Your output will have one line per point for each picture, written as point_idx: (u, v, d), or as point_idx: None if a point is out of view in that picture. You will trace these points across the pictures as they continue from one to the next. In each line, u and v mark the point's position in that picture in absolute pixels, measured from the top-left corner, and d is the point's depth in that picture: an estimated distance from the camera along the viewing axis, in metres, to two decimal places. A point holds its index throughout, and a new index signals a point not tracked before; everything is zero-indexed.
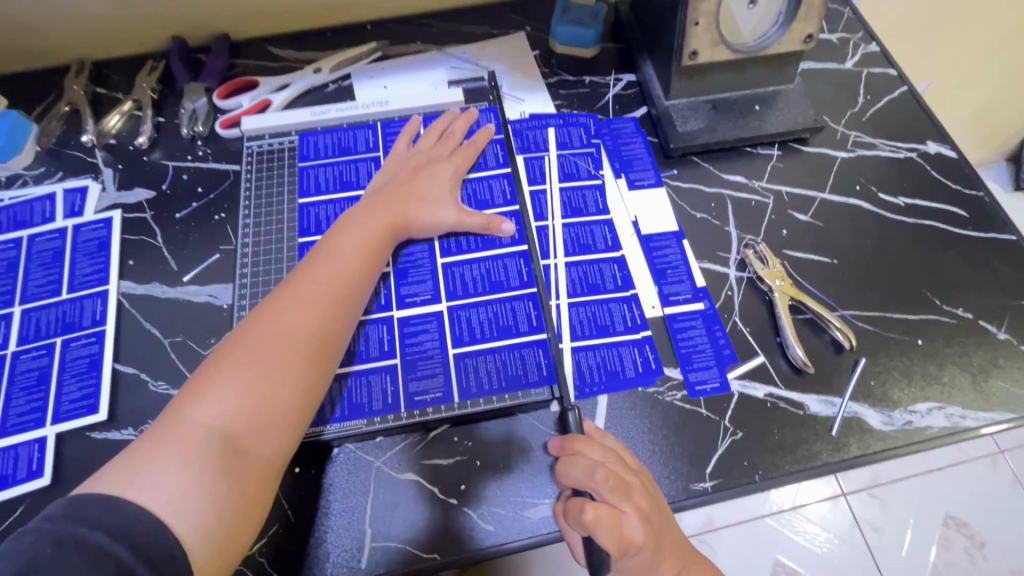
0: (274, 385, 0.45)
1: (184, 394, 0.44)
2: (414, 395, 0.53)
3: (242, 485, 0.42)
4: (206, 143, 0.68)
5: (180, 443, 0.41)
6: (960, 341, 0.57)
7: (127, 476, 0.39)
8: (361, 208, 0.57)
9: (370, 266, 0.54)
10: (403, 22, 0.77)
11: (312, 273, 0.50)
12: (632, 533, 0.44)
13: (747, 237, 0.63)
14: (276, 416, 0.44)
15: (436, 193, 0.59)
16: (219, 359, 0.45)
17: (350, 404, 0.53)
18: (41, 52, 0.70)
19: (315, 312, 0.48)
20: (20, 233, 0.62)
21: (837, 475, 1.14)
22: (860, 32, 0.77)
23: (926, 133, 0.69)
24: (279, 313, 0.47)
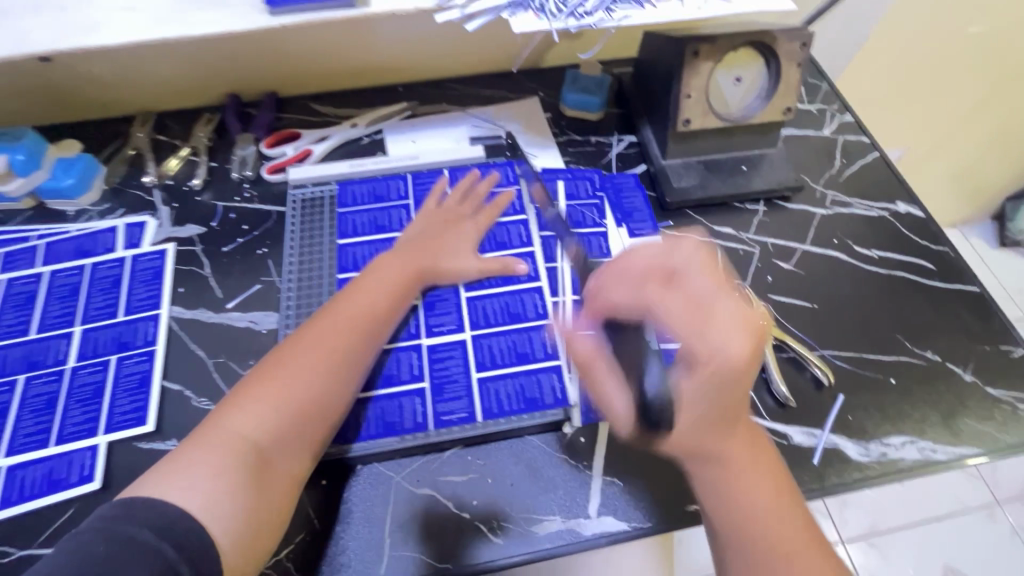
0: (302, 407, 0.51)
1: (222, 409, 0.50)
2: (442, 415, 0.58)
3: (268, 494, 0.47)
4: (252, 186, 0.76)
5: (217, 452, 0.47)
6: (930, 381, 0.63)
7: (170, 478, 0.45)
8: (390, 255, 0.65)
9: (394, 307, 0.61)
10: (430, 85, 0.87)
11: (342, 309, 0.58)
12: (725, 349, 0.44)
13: (736, 282, 0.69)
14: (301, 433, 0.51)
15: (457, 249, 0.67)
16: (255, 380, 0.52)
17: (384, 423, 0.58)
18: (113, 104, 0.80)
19: (343, 344, 0.55)
20: (84, 261, 0.69)
21: (837, 524, 1.30)
22: (836, 103, 0.87)
23: (897, 194, 0.77)
24: (310, 344, 0.54)
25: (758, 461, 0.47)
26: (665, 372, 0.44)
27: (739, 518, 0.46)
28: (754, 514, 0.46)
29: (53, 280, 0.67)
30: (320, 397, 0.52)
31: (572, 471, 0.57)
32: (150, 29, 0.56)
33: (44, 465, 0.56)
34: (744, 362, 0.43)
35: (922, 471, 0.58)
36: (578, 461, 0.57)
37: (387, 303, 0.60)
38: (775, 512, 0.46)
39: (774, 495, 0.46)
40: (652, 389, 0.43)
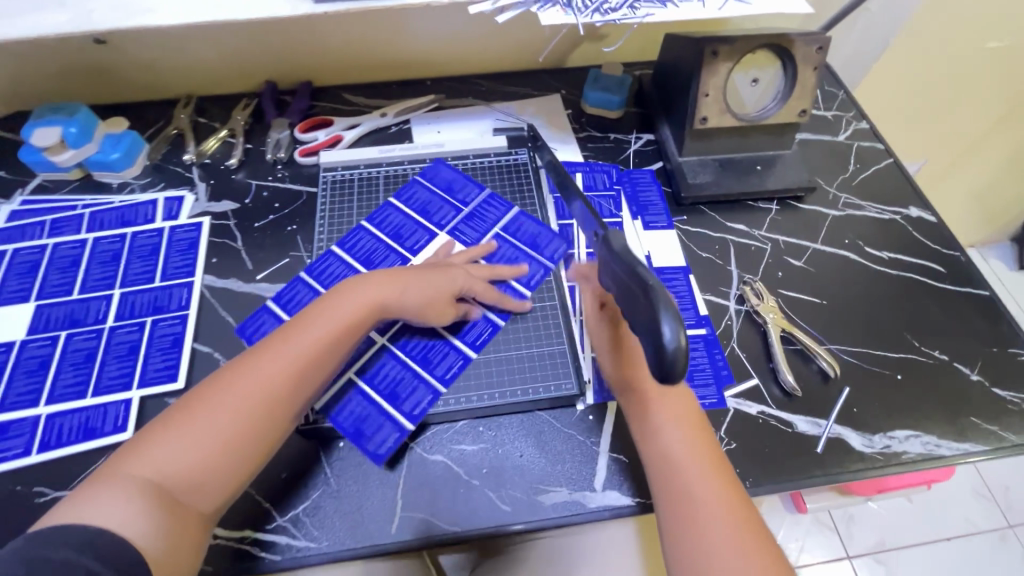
0: (220, 449, 0.46)
1: (136, 443, 0.45)
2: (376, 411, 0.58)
3: (178, 536, 0.43)
4: (284, 167, 0.80)
5: (120, 491, 0.42)
6: (936, 379, 0.64)
7: (73, 511, 0.41)
8: (355, 280, 0.57)
9: (347, 341, 0.54)
10: (457, 80, 0.90)
11: (286, 343, 0.51)
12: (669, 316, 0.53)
13: (747, 275, 0.71)
14: (219, 475, 0.46)
15: (437, 285, 0.60)
16: (176, 414, 0.47)
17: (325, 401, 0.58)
18: (158, 87, 0.85)
19: (278, 382, 0.49)
20: (125, 230, 0.73)
21: (843, 538, 1.29)
22: (852, 111, 0.88)
23: (909, 199, 0.79)
24: (240, 378, 0.49)
25: (686, 409, 0.53)
26: (678, 330, 0.37)
27: (660, 454, 0.51)
28: (673, 453, 0.50)
29: (96, 246, 0.71)
30: (242, 440, 0.47)
31: (580, 446, 0.59)
32: (203, 12, 0.60)
33: (81, 415, 0.59)
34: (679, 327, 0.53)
35: (925, 465, 0.59)
36: (586, 438, 0.59)
37: (339, 335, 0.53)
38: (695, 452, 0.50)
39: (696, 440, 0.51)
40: (665, 341, 0.37)
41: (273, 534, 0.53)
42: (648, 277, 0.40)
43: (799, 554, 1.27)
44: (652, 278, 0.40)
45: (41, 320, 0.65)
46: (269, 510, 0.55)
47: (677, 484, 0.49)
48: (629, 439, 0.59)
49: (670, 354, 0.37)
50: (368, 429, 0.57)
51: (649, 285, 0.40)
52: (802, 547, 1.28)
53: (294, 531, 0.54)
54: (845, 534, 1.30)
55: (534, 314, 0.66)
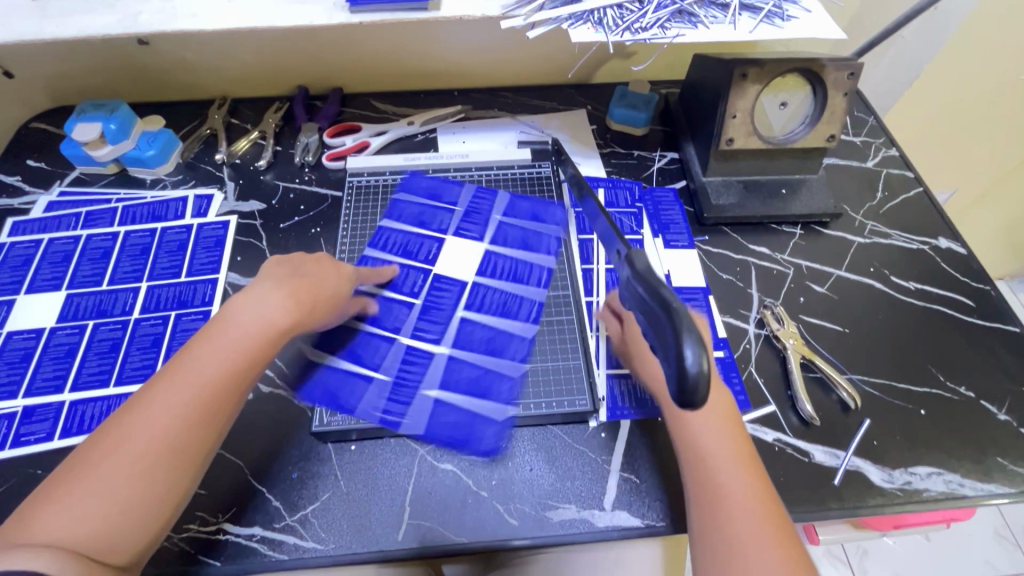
0: (127, 500, 0.41)
1: (25, 515, 0.39)
2: (382, 412, 0.60)
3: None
4: (312, 171, 0.82)
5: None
6: (961, 416, 0.62)
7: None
8: (253, 291, 0.53)
9: (261, 355, 0.50)
10: (484, 92, 0.91)
11: (181, 376, 0.46)
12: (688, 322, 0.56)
13: (767, 299, 0.70)
14: (133, 526, 0.41)
15: (335, 284, 0.59)
16: (65, 479, 0.41)
17: (330, 398, 0.60)
18: (195, 87, 0.87)
19: (186, 419, 0.45)
20: (156, 225, 0.75)
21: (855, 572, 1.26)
22: (882, 137, 0.87)
23: (938, 230, 0.77)
24: (139, 419, 0.43)
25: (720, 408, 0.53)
26: (700, 351, 0.37)
27: (695, 446, 0.51)
28: (710, 447, 0.50)
29: (127, 239, 0.73)
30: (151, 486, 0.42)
31: (592, 463, 0.58)
32: (243, 18, 0.61)
33: (102, 403, 0.61)
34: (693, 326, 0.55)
35: (947, 505, 0.57)
36: (598, 455, 0.59)
37: (251, 349, 0.49)
38: (730, 449, 0.50)
39: (732, 439, 0.51)
40: (687, 365, 0.37)
41: (281, 534, 0.54)
42: (672, 300, 0.40)
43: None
44: (676, 300, 0.40)
45: (71, 308, 0.67)
46: (278, 509, 0.55)
47: (711, 480, 0.48)
48: (640, 458, 0.59)
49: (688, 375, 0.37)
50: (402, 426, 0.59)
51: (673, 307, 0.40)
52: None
53: (302, 531, 0.54)
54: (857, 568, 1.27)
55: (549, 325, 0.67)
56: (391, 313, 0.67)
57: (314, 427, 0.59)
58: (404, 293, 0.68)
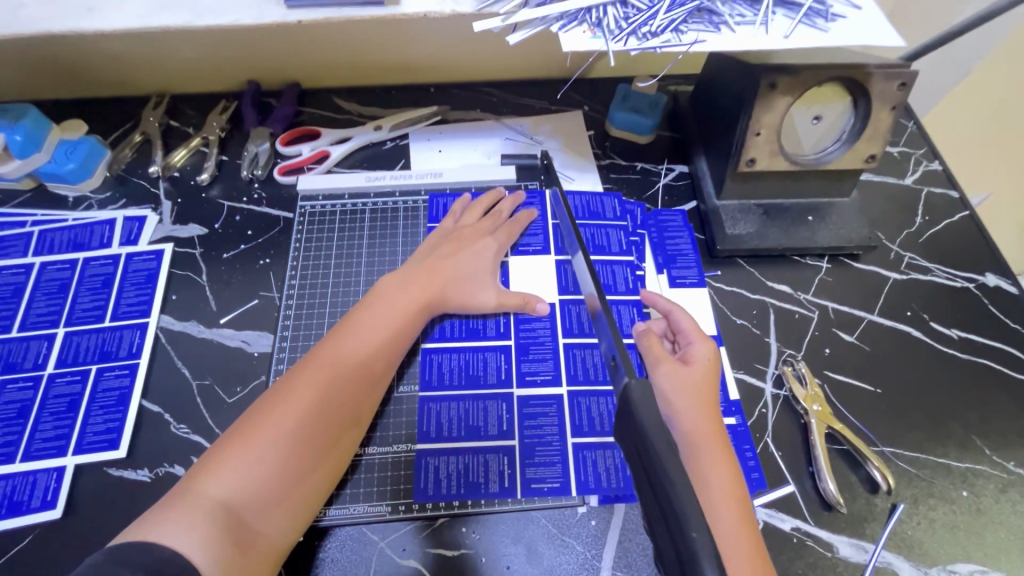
0: (287, 466, 0.43)
1: (203, 464, 0.41)
2: (532, 482, 0.52)
3: (244, 563, 0.39)
4: (262, 187, 0.70)
5: (182, 516, 0.38)
6: (1009, 499, 0.53)
7: (138, 537, 0.36)
8: (401, 275, 0.57)
9: (399, 339, 0.53)
10: (465, 88, 0.79)
11: (344, 352, 0.49)
12: (698, 359, 0.51)
13: (787, 351, 0.61)
14: (285, 493, 0.43)
15: (473, 271, 0.60)
16: (240, 432, 0.43)
17: (465, 483, 0.52)
18: (127, 84, 0.75)
19: (341, 399, 0.47)
20: (77, 255, 0.64)
21: None
22: (922, 147, 0.76)
23: (985, 264, 0.67)
24: (301, 383, 0.46)
25: (733, 498, 0.44)
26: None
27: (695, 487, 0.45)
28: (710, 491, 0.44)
29: (43, 273, 0.63)
30: (303, 455, 0.44)
31: (578, 560, 0.50)
32: (154, 14, 0.49)
33: (6, 484, 0.51)
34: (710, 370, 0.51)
35: None
36: (587, 550, 0.50)
37: (393, 331, 0.53)
38: (726, 492, 0.44)
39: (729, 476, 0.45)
40: None
41: None
42: (690, 530, 0.28)
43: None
44: (696, 526, 0.28)
45: None
46: None
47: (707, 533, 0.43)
48: (636, 554, 0.50)
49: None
50: (484, 476, 0.52)
51: (689, 544, 0.28)
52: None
53: None
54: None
55: (523, 373, 0.57)
56: (486, 364, 0.58)
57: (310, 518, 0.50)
58: (491, 339, 0.59)
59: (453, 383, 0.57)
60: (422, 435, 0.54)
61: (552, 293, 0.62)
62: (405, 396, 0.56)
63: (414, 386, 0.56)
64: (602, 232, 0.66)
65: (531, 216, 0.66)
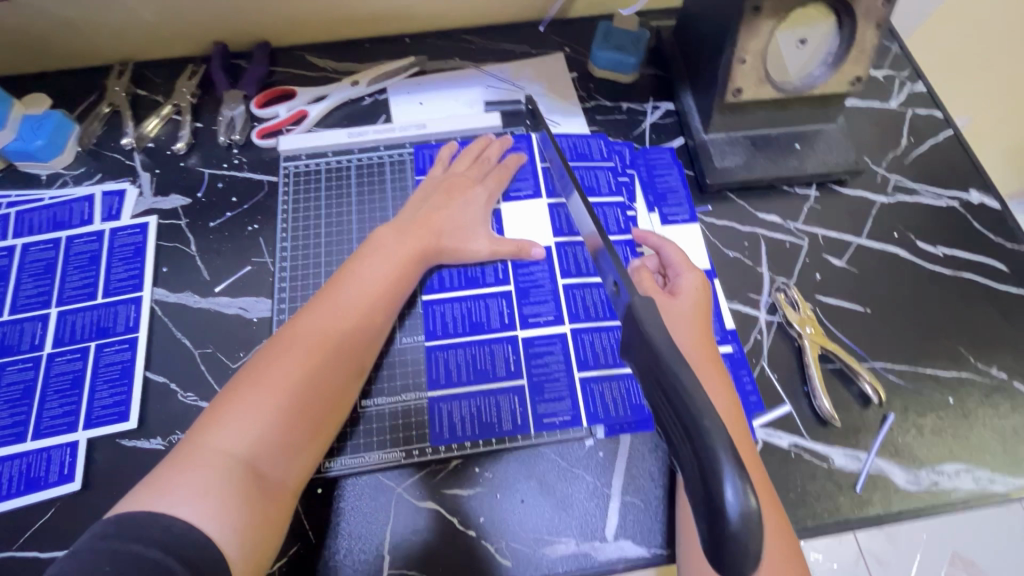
0: (293, 415, 0.43)
1: (209, 416, 0.42)
2: (544, 417, 0.54)
3: (264, 510, 0.40)
4: (241, 152, 0.68)
5: (197, 471, 0.38)
6: (992, 402, 0.56)
7: (154, 493, 0.37)
8: (392, 228, 0.57)
9: (395, 293, 0.54)
10: (442, 37, 0.77)
11: (339, 304, 0.49)
12: (686, 289, 0.53)
13: (779, 279, 0.62)
14: (295, 444, 0.43)
15: (464, 219, 0.60)
16: (243, 384, 0.43)
17: (480, 424, 0.53)
18: (86, 53, 0.71)
19: (342, 350, 0.48)
20: (59, 234, 0.63)
21: None
22: (906, 70, 0.76)
23: (968, 181, 0.68)
24: (300, 342, 0.46)
25: (731, 416, 0.47)
26: (744, 493, 0.32)
27: None
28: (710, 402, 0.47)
29: (26, 255, 0.61)
30: (308, 405, 0.44)
31: (589, 491, 0.52)
32: None
33: (21, 462, 0.52)
34: (695, 298, 0.52)
35: (976, 504, 0.52)
36: (596, 479, 0.52)
37: (387, 283, 0.53)
38: (725, 406, 0.47)
39: (726, 392, 0.48)
40: (727, 497, 0.32)
41: None
42: (706, 422, 0.34)
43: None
44: (709, 419, 0.34)
45: None
46: None
47: None
48: (643, 479, 0.52)
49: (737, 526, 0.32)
50: (495, 414, 0.54)
51: (705, 432, 0.34)
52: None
53: None
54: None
55: (525, 315, 0.58)
56: (488, 310, 0.58)
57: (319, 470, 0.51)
58: (491, 286, 0.59)
59: (457, 330, 0.57)
60: (432, 382, 0.55)
61: (546, 236, 0.62)
62: (408, 346, 0.57)
63: (417, 336, 0.57)
64: (591, 171, 0.66)
65: (519, 161, 0.65)
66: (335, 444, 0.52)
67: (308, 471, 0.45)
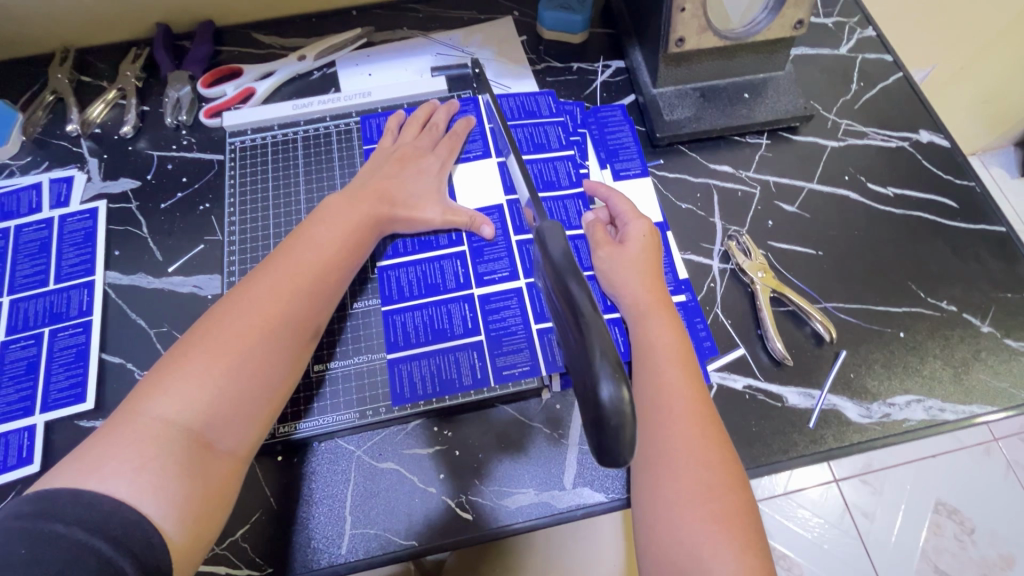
0: (239, 382, 0.43)
1: (151, 384, 0.41)
2: (503, 369, 0.54)
3: (208, 481, 0.40)
4: (190, 133, 0.67)
5: (137, 441, 0.38)
6: (943, 335, 0.57)
7: (88, 468, 0.37)
8: (342, 196, 0.56)
9: (348, 260, 0.53)
10: (389, 7, 0.76)
11: (286, 270, 0.49)
12: (635, 235, 0.54)
13: (732, 228, 0.62)
14: (243, 412, 0.43)
15: (416, 187, 0.59)
16: (187, 352, 0.43)
17: (440, 381, 0.53)
18: (26, 41, 0.70)
19: (291, 316, 0.47)
20: (7, 223, 0.62)
21: (830, 460, 1.12)
22: (856, 16, 0.75)
23: (919, 122, 0.68)
24: (247, 309, 0.45)
25: (679, 357, 0.48)
26: (619, 385, 0.35)
27: (640, 349, 0.49)
28: (655, 348, 0.48)
29: None
30: (256, 371, 0.44)
31: (546, 441, 0.52)
32: None
33: None
34: (645, 247, 0.53)
35: (927, 433, 0.53)
36: (553, 430, 0.53)
37: (338, 250, 0.52)
38: (673, 349, 0.48)
39: (674, 335, 0.49)
40: (601, 386, 0.35)
41: (210, 567, 0.48)
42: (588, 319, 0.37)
43: (818, 530, 1.08)
44: (592, 319, 0.38)
45: None
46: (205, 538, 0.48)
47: (655, 394, 0.46)
48: None
49: (611, 415, 0.35)
50: (452, 370, 0.54)
51: (587, 330, 0.37)
52: (823, 524, 1.08)
53: (235, 561, 0.48)
54: (861, 514, 1.09)
55: (480, 274, 0.58)
56: (443, 271, 0.58)
57: (280, 438, 0.51)
58: (445, 248, 0.59)
59: (413, 293, 0.57)
60: (390, 345, 0.55)
61: (499, 197, 0.62)
62: (364, 310, 0.57)
63: (374, 301, 0.57)
64: (541, 129, 0.66)
65: (468, 123, 0.65)
66: (295, 412, 0.52)
67: (261, 438, 0.45)
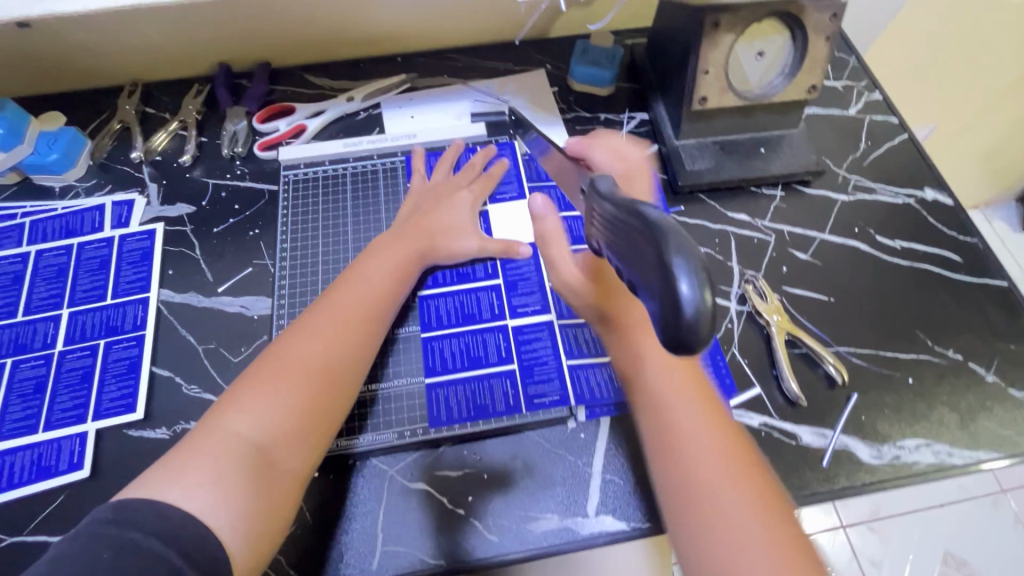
0: (303, 406, 0.46)
1: (224, 402, 0.45)
2: (534, 397, 0.57)
3: (273, 495, 0.43)
4: (244, 163, 0.72)
5: (213, 455, 0.42)
6: (950, 382, 0.60)
7: (168, 478, 0.40)
8: (390, 235, 0.61)
9: (396, 294, 0.57)
10: (432, 56, 0.82)
11: (344, 303, 0.53)
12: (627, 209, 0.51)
13: (748, 271, 0.66)
14: (307, 431, 0.46)
15: (454, 221, 0.64)
16: (258, 376, 0.47)
17: (474, 406, 0.56)
18: (100, 74, 0.76)
19: (349, 345, 0.51)
20: (71, 240, 0.67)
21: (837, 505, 1.12)
22: (864, 79, 0.81)
23: (924, 180, 0.73)
24: (311, 338, 0.50)
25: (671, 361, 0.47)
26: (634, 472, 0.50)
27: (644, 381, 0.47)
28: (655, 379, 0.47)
29: (40, 260, 0.65)
30: (317, 396, 0.47)
31: (571, 468, 0.55)
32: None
33: (33, 452, 0.55)
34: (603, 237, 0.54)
35: (936, 476, 0.55)
36: (578, 458, 0.55)
37: (389, 285, 0.57)
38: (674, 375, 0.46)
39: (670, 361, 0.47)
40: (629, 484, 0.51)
41: None
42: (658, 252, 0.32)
43: None
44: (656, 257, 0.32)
45: None
46: None
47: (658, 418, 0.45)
48: (622, 460, 0.55)
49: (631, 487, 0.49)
50: (486, 396, 0.57)
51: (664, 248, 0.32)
52: None
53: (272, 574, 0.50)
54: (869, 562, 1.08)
55: (513, 305, 0.62)
56: (479, 302, 0.62)
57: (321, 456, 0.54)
58: (481, 280, 0.63)
59: (450, 322, 0.61)
60: (428, 369, 0.58)
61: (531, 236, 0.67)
62: (404, 337, 0.60)
63: (416, 326, 0.61)
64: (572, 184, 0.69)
65: (503, 166, 0.70)
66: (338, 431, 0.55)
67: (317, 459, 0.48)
